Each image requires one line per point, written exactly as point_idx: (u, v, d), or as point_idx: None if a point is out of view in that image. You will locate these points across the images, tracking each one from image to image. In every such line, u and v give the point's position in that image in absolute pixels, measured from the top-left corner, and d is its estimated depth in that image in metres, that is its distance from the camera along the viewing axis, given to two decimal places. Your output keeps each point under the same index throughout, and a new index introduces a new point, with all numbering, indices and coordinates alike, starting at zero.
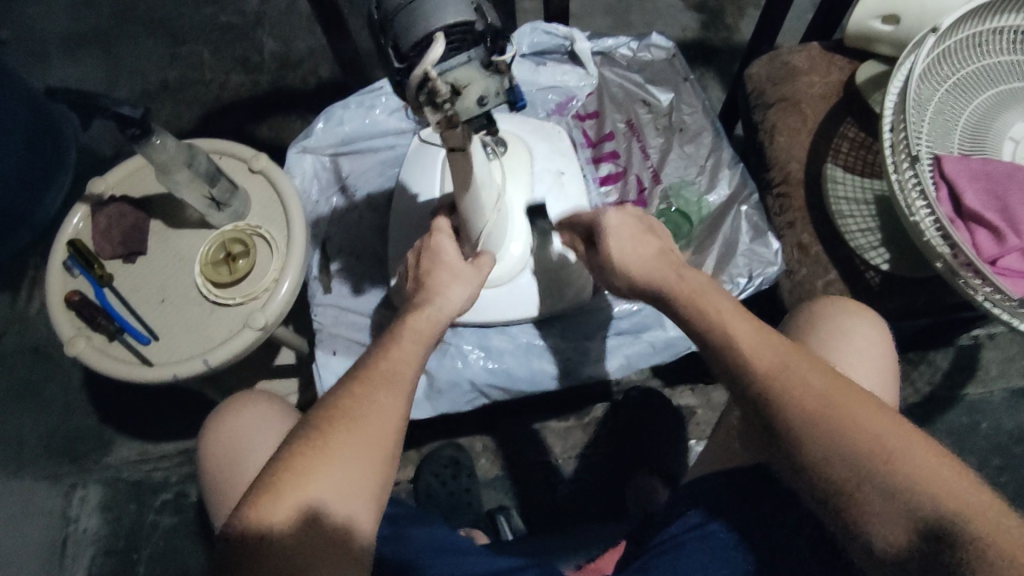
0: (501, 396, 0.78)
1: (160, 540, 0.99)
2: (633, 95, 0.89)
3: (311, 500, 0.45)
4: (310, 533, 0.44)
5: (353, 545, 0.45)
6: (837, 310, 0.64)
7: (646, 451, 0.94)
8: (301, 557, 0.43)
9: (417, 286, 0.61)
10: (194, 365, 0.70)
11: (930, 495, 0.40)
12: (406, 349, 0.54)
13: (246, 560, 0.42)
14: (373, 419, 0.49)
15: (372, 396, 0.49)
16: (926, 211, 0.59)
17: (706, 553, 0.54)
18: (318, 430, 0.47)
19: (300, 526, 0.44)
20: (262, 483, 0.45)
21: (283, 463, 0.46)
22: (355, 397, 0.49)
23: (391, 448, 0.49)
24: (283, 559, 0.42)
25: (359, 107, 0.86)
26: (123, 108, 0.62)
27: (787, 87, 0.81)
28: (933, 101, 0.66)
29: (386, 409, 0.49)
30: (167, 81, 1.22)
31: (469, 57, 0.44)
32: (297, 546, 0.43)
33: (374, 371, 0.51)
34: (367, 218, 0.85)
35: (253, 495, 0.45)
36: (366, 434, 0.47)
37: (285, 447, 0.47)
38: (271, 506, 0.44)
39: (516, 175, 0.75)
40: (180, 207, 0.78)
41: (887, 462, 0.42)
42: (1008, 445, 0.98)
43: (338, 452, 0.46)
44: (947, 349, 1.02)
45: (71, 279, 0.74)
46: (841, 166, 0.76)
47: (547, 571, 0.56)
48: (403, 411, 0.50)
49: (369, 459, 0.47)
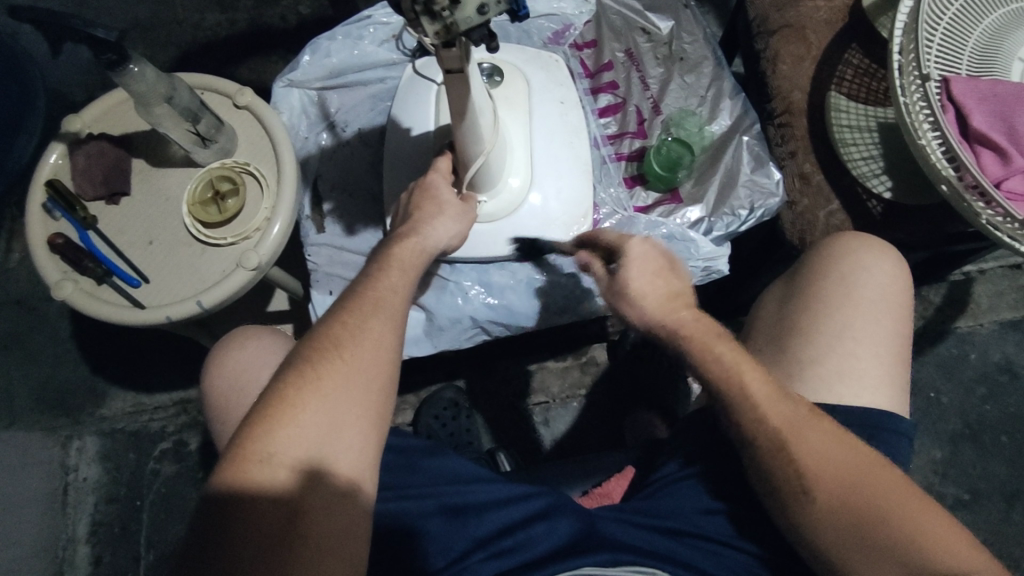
0: (502, 333, 0.78)
1: (162, 487, 1.00)
2: (632, 23, 0.85)
3: (312, 425, 0.44)
4: (313, 457, 0.44)
5: (355, 468, 0.45)
6: (836, 250, 0.64)
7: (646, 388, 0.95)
8: (300, 479, 0.43)
9: (405, 216, 0.62)
10: (188, 307, 0.68)
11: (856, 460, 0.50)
12: (394, 280, 0.54)
13: (244, 486, 0.42)
14: (368, 347, 0.49)
15: (364, 323, 0.50)
16: (933, 134, 0.59)
17: (705, 494, 0.57)
18: (312, 358, 0.47)
19: (303, 449, 0.44)
20: (257, 411, 0.45)
21: (277, 390, 0.46)
22: (347, 325, 0.49)
23: (387, 374, 0.49)
24: (284, 482, 0.42)
25: (346, 38, 0.83)
26: (97, 31, 0.58)
27: (791, 13, 0.78)
28: (945, 20, 0.64)
29: (378, 336, 0.50)
30: (137, 20, 1.15)
31: None
32: (297, 471, 0.43)
33: (361, 301, 0.51)
34: (359, 153, 0.82)
35: (248, 423, 0.44)
36: (360, 359, 0.48)
37: (278, 377, 0.47)
38: (271, 432, 0.43)
39: (513, 106, 0.72)
40: (163, 144, 0.75)
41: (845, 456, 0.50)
42: (995, 374, 1.00)
43: (334, 379, 0.46)
44: (938, 285, 1.03)
45: (53, 221, 0.71)
46: (845, 94, 0.75)
47: (556, 498, 0.57)
48: (396, 337, 0.51)
49: (366, 384, 0.47)
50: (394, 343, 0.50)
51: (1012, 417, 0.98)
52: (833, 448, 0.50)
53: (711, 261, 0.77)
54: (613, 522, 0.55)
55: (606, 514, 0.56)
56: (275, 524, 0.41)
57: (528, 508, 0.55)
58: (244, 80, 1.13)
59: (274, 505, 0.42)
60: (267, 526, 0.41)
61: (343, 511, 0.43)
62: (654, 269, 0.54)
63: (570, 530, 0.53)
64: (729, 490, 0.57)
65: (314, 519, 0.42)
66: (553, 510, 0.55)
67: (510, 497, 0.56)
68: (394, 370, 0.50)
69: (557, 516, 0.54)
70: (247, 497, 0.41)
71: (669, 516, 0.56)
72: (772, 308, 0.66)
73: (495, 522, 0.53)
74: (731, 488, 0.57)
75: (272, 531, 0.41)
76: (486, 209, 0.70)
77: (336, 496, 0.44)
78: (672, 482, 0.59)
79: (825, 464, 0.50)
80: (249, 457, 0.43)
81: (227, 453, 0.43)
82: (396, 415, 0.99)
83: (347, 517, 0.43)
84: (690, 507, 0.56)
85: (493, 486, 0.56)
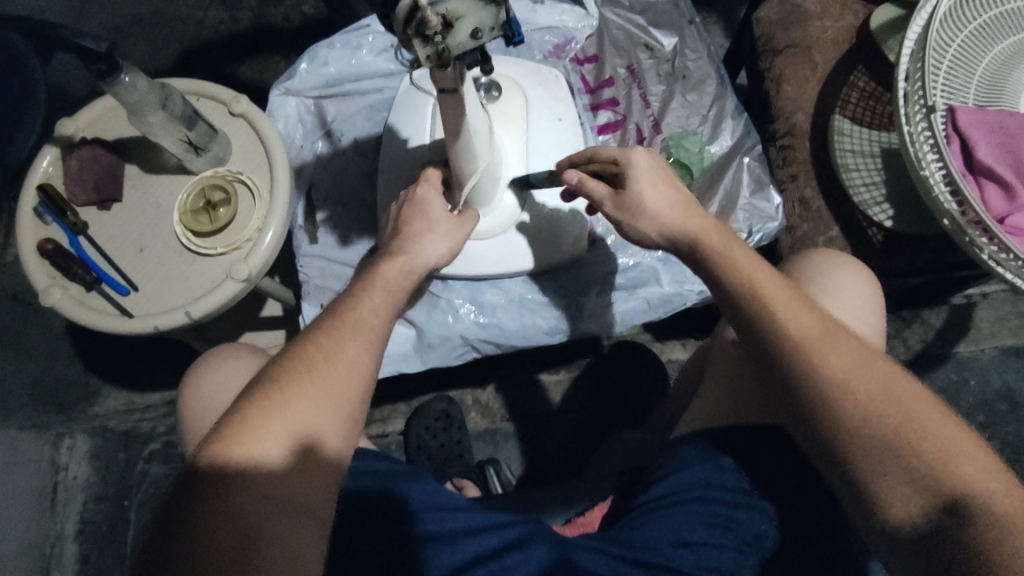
0: (492, 351, 0.77)
1: (150, 488, 1.00)
2: (635, 39, 0.84)
3: (271, 451, 0.43)
4: (270, 487, 0.43)
5: (312, 498, 0.44)
6: (845, 266, 0.62)
7: (623, 403, 0.97)
8: (254, 509, 0.41)
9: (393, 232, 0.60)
10: (175, 318, 0.67)
11: (810, 322, 0.48)
12: (377, 299, 0.53)
13: (193, 516, 0.40)
14: (340, 371, 0.48)
15: (337, 346, 0.49)
16: (937, 165, 0.58)
17: (686, 518, 0.55)
18: (280, 381, 0.46)
19: (262, 478, 0.42)
20: (216, 433, 0.44)
21: (238, 414, 0.44)
22: (319, 348, 0.48)
23: (356, 396, 0.48)
24: (235, 512, 0.41)
25: (344, 46, 0.82)
26: (85, 40, 0.60)
27: (798, 33, 0.77)
28: (954, 47, 0.63)
29: (353, 359, 0.49)
30: (140, 16, 1.14)
31: None
32: (251, 502, 0.41)
33: (339, 322, 0.50)
34: (355, 163, 0.81)
35: (203, 451, 0.43)
36: (329, 384, 0.47)
37: (244, 399, 0.46)
38: (229, 458, 0.42)
39: (510, 122, 0.71)
40: (156, 151, 0.74)
41: (813, 322, 0.48)
42: (995, 402, 0.99)
43: (301, 402, 0.45)
44: (939, 308, 1.02)
45: (44, 226, 0.70)
46: (849, 117, 0.73)
47: (534, 521, 0.57)
48: (370, 361, 0.50)
49: (335, 409, 0.47)
50: (368, 368, 0.49)
51: (1008, 444, 0.97)
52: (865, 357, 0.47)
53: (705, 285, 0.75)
54: (590, 552, 0.54)
55: (584, 542, 0.55)
56: (225, 553, 0.39)
57: (506, 536, 0.54)
58: (246, 79, 1.12)
59: (225, 537, 0.40)
60: (216, 557, 0.39)
61: (297, 541, 0.42)
62: (659, 181, 0.55)
63: (545, 558, 0.53)
64: (703, 522, 0.55)
65: (268, 546, 0.41)
66: (530, 537, 0.55)
67: (488, 525, 0.55)
68: (366, 395, 0.49)
69: (533, 542, 0.54)
70: (202, 519, 0.40)
71: (644, 547, 0.54)
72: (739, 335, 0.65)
73: (469, 550, 0.53)
74: (708, 520, 0.55)
75: (222, 558, 0.39)
76: (482, 226, 0.70)
77: (291, 530, 0.42)
78: (653, 508, 0.57)
79: (793, 305, 0.49)
80: (200, 486, 0.41)
81: (182, 480, 0.42)
82: (388, 424, 0.98)
83: (302, 541, 0.42)
84: (667, 538, 0.54)
85: (472, 514, 0.56)
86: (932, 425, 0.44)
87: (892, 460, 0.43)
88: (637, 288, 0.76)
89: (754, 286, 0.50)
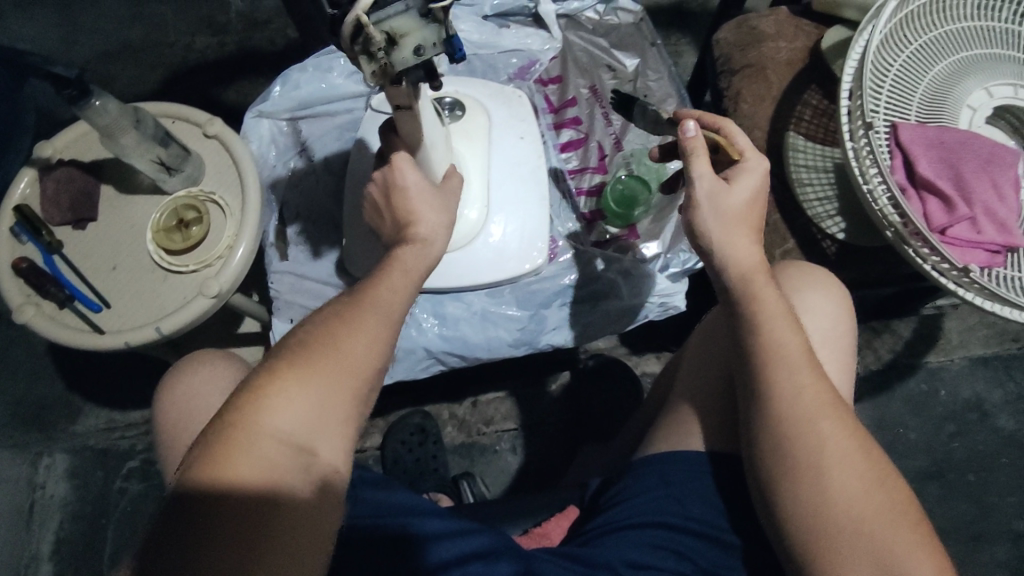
0: (458, 363, 0.78)
1: (127, 506, 1.00)
2: (597, 59, 0.88)
3: (271, 452, 0.42)
4: (271, 488, 0.41)
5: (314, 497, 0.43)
6: (813, 280, 0.63)
7: (599, 417, 0.97)
8: (256, 512, 0.40)
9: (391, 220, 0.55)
10: (146, 334, 0.69)
11: (794, 368, 0.50)
12: (393, 284, 0.50)
13: (192, 520, 0.39)
14: (343, 366, 0.46)
15: (344, 339, 0.46)
16: (878, 179, 0.59)
17: (633, 543, 0.56)
18: (278, 377, 0.44)
19: (262, 479, 0.41)
20: (213, 434, 0.42)
21: (236, 413, 0.43)
22: (323, 342, 0.46)
23: (361, 392, 0.47)
24: (235, 516, 0.39)
25: (316, 70, 0.85)
26: (56, 68, 0.62)
27: (753, 53, 0.80)
28: (894, 68, 0.65)
29: (363, 354, 0.47)
30: (127, 42, 1.17)
31: (407, 6, 0.42)
32: (251, 505, 0.40)
33: (349, 313, 0.48)
34: (324, 181, 0.83)
35: (199, 454, 0.41)
36: (333, 380, 0.45)
37: (242, 396, 0.44)
38: (226, 460, 0.41)
39: (471, 141, 0.73)
40: (132, 172, 0.76)
41: (802, 362, 0.51)
42: (964, 412, 1.00)
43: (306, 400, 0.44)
44: (909, 319, 1.03)
45: (20, 245, 0.72)
46: (802, 134, 0.76)
47: (497, 534, 0.57)
48: (376, 355, 0.48)
49: (339, 405, 0.45)
50: (374, 363, 0.48)
51: (978, 453, 0.98)
52: (832, 421, 0.50)
53: (665, 297, 0.78)
54: (547, 562, 0.55)
55: (546, 555, 0.57)
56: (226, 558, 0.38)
57: (472, 544, 0.54)
58: (230, 102, 1.15)
59: (224, 541, 0.39)
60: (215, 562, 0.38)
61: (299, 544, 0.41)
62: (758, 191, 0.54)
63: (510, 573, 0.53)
64: (649, 546, 0.56)
65: (273, 550, 0.40)
66: (495, 549, 0.55)
67: (456, 531, 0.55)
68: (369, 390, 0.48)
69: (499, 556, 0.54)
70: (214, 506, 0.39)
71: (597, 564, 0.55)
72: (705, 341, 0.65)
73: (438, 558, 0.52)
74: (658, 544, 0.56)
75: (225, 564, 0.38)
76: None
77: (293, 531, 0.41)
78: (604, 533, 0.58)
79: (784, 347, 0.51)
80: (197, 490, 0.40)
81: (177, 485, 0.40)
82: (365, 440, 0.99)
83: (306, 542, 0.41)
84: (616, 558, 0.55)
85: (444, 520, 0.55)
86: (875, 501, 0.48)
87: (835, 522, 0.48)
88: (601, 301, 0.78)
89: (754, 309, 0.52)
